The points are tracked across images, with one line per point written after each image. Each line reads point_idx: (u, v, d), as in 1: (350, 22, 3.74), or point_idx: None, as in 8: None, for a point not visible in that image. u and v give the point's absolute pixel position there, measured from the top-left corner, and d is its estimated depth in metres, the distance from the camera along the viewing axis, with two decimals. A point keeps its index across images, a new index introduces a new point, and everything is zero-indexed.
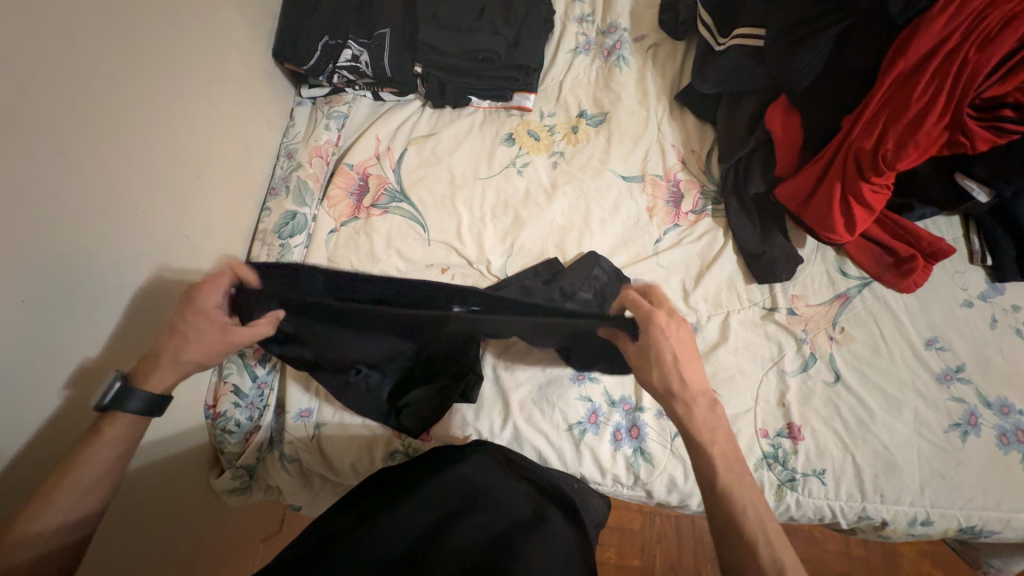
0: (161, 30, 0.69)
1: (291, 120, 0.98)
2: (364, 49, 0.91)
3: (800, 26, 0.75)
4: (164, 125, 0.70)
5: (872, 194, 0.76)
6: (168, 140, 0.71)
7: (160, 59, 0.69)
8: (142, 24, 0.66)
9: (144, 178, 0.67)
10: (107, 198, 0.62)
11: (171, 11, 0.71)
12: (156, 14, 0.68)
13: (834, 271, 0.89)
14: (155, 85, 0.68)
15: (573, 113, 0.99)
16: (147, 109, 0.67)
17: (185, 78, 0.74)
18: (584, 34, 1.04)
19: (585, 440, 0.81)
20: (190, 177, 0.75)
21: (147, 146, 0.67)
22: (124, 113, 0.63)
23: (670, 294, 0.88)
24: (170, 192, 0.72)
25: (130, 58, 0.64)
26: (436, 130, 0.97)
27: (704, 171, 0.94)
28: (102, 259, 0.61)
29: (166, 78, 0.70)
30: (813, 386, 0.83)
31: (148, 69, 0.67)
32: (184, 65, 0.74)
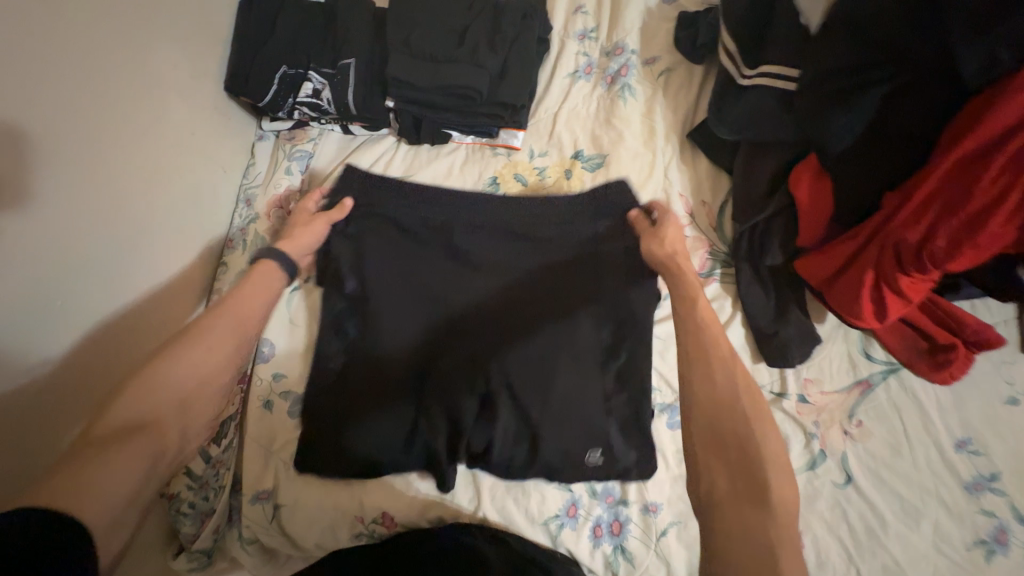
0: (75, 88, 0.59)
1: (252, 158, 0.88)
2: (327, 81, 0.80)
3: (836, 77, 0.61)
4: (88, 194, 0.61)
5: (911, 286, 0.63)
6: (94, 211, 0.62)
7: (78, 122, 0.60)
8: (49, 86, 0.56)
9: (62, 262, 0.59)
10: (14, 301, 0.54)
11: (89, 62, 0.61)
12: (70, 71, 0.58)
13: (856, 353, 0.78)
14: (72, 151, 0.59)
15: (567, 153, 0.86)
16: (62, 181, 0.58)
17: (115, 136, 0.64)
18: (585, 55, 0.90)
19: (562, 535, 0.74)
20: (124, 247, 0.67)
21: (65, 226, 0.59)
22: (34, 195, 0.55)
23: (665, 371, 0.80)
24: (100, 269, 0.64)
25: (39, 129, 0.55)
26: (411, 171, 0.87)
27: (715, 229, 0.82)
28: (15, 369, 0.54)
29: (89, 141, 0.61)
30: (820, 488, 0.74)
31: (63, 135, 0.58)
32: (112, 121, 0.64)
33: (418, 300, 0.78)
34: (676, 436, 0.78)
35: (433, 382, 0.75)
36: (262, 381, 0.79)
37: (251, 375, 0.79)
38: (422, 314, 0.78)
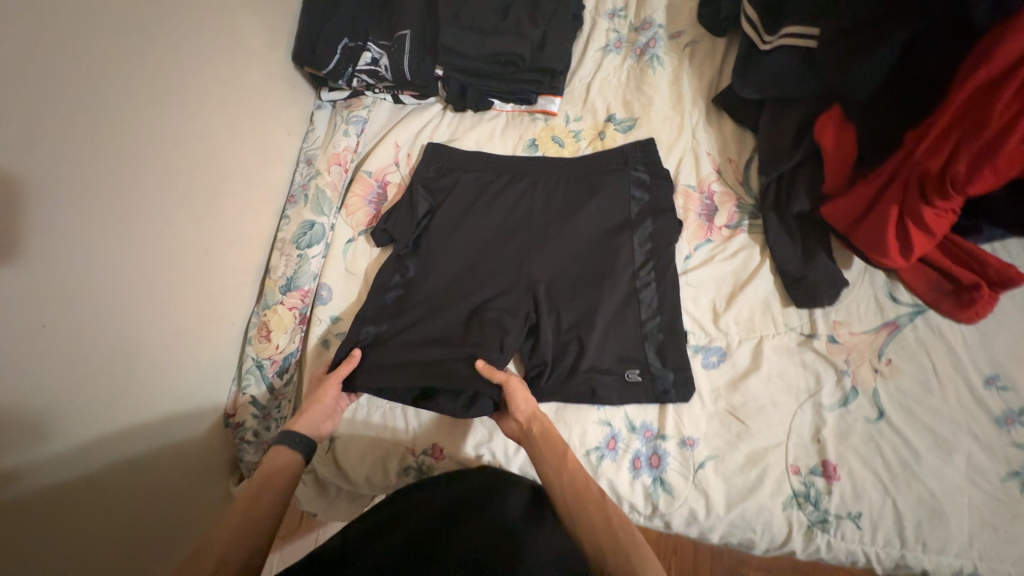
0: (168, 42, 0.68)
1: (311, 125, 0.96)
2: (384, 52, 0.87)
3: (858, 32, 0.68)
4: (177, 138, 0.70)
5: (935, 218, 0.67)
6: (180, 153, 0.70)
7: (171, 72, 0.69)
8: (149, 38, 0.65)
9: (157, 196, 0.67)
10: (121, 220, 0.62)
11: (180, 22, 0.70)
12: (164, 27, 0.67)
13: (883, 296, 0.81)
14: (164, 98, 0.68)
15: (601, 118, 0.93)
16: (161, 123, 0.67)
17: (205, 93, 0.74)
18: (616, 31, 0.98)
19: (602, 466, 0.77)
20: (205, 192, 0.75)
21: (160, 161, 0.67)
22: (143, 130, 0.65)
23: (699, 315, 0.85)
24: (187, 206, 0.72)
25: (147, 76, 0.65)
26: (457, 135, 0.94)
27: (741, 183, 0.88)
28: (118, 279, 0.62)
29: (184, 94, 0.71)
30: (853, 423, 0.76)
31: (166, 85, 0.68)
32: (200, 79, 0.73)
33: (471, 250, 0.86)
34: (710, 375, 0.81)
35: (485, 308, 0.83)
36: (322, 322, 0.84)
37: (310, 318, 0.84)
38: (474, 261, 0.86)
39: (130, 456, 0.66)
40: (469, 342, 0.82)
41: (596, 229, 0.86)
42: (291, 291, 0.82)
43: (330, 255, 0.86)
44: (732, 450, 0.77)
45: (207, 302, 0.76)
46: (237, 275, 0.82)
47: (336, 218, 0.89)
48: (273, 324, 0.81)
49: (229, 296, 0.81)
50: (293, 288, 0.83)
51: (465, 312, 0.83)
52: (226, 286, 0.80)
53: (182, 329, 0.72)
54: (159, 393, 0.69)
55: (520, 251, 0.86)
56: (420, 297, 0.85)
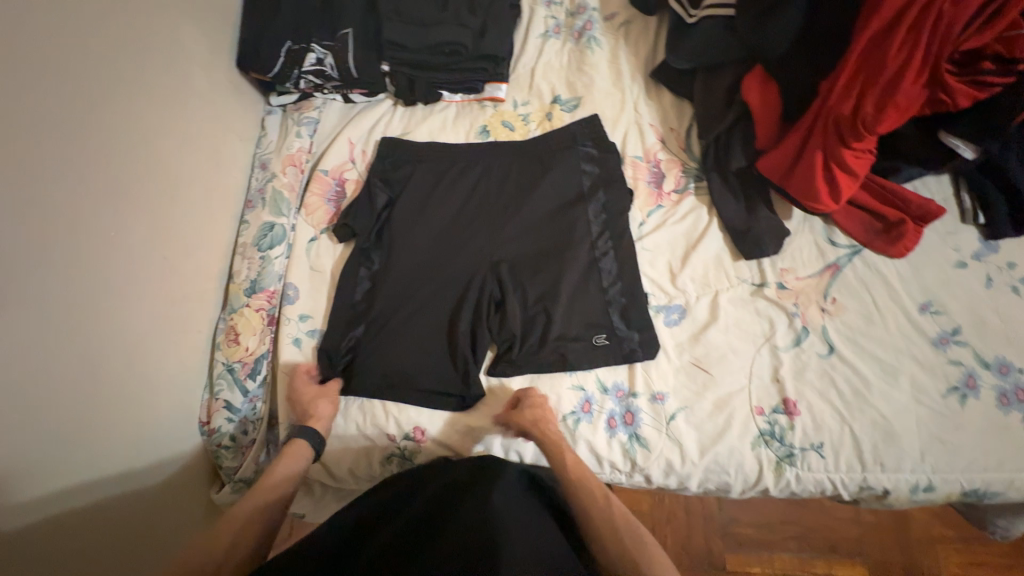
0: (107, 50, 0.68)
1: (263, 130, 0.97)
2: (329, 51, 0.89)
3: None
4: (123, 146, 0.70)
5: (855, 160, 0.73)
6: (128, 160, 0.70)
7: (113, 80, 0.69)
8: (86, 44, 0.65)
9: (107, 204, 0.67)
10: (68, 226, 0.61)
11: (117, 29, 0.70)
12: (102, 34, 0.67)
13: (823, 241, 0.87)
14: (108, 105, 0.68)
15: (547, 100, 0.97)
16: (106, 130, 0.67)
17: (150, 99, 0.74)
18: (553, 17, 1.02)
19: (579, 429, 0.80)
20: (159, 200, 0.75)
21: (107, 169, 0.67)
22: (88, 138, 0.65)
23: (658, 277, 0.88)
24: (138, 213, 0.71)
25: (89, 85, 0.65)
26: (410, 128, 0.96)
27: (684, 149, 0.93)
28: (71, 286, 0.61)
29: (128, 102, 0.71)
30: (807, 360, 0.81)
31: (109, 93, 0.68)
32: (144, 86, 0.73)
33: (433, 236, 0.88)
34: (673, 332, 0.85)
35: (450, 290, 0.85)
36: (291, 321, 0.84)
37: (278, 318, 0.84)
38: (437, 246, 0.87)
39: (99, 466, 0.64)
40: (440, 325, 0.84)
41: (552, 204, 0.89)
42: (256, 293, 0.83)
43: (294, 255, 0.87)
44: (699, 400, 0.81)
45: (167, 310, 0.76)
46: (198, 281, 0.82)
47: (296, 218, 0.89)
48: (241, 327, 0.82)
49: (192, 304, 0.81)
50: (258, 290, 0.83)
51: (433, 296, 0.85)
52: (188, 293, 0.80)
53: (144, 337, 0.71)
54: (126, 401, 0.68)
55: (481, 233, 0.88)
56: (388, 287, 0.86)
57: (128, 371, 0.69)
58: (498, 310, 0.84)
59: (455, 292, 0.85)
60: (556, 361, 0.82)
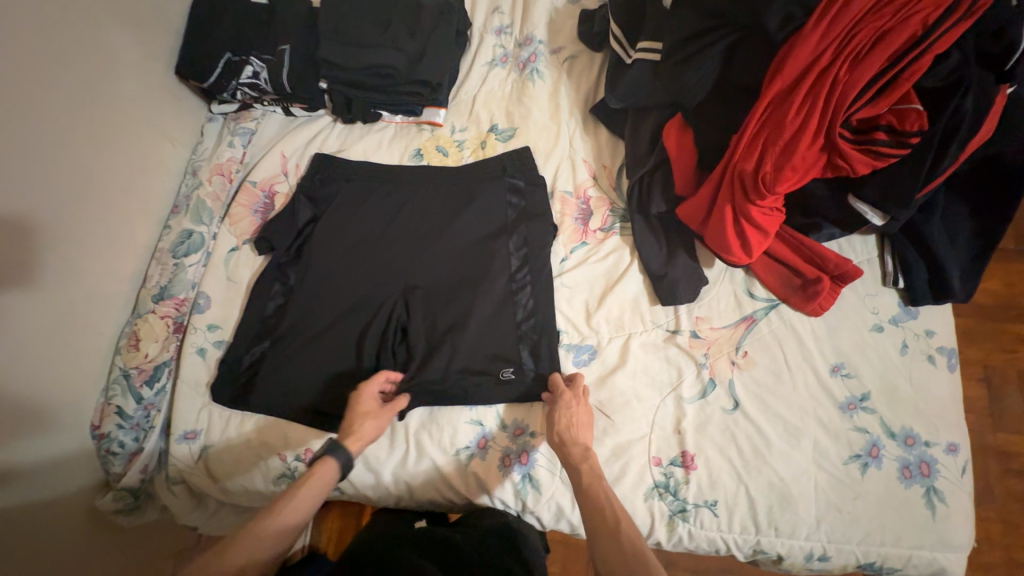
0: (29, 50, 0.69)
1: (201, 137, 0.98)
2: (265, 66, 0.90)
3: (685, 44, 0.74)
4: (40, 145, 0.70)
5: (763, 216, 0.73)
6: (45, 159, 0.71)
7: (33, 79, 0.69)
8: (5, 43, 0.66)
9: (17, 202, 0.67)
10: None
11: (42, 31, 0.70)
12: (24, 35, 0.68)
13: (741, 292, 0.86)
14: (25, 104, 0.68)
15: (484, 128, 0.97)
16: (17, 130, 0.67)
17: (71, 103, 0.75)
18: (502, 47, 1.02)
19: (471, 466, 0.79)
20: (77, 199, 0.76)
21: (18, 169, 0.67)
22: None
23: (573, 316, 0.87)
24: (51, 211, 0.72)
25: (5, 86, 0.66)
26: (345, 146, 0.97)
27: (614, 188, 0.92)
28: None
29: (46, 103, 0.71)
30: (711, 414, 0.80)
31: (26, 94, 0.68)
32: (65, 89, 0.74)
33: (351, 257, 0.88)
34: (582, 372, 0.84)
35: (361, 312, 0.85)
36: (198, 331, 0.84)
37: (186, 326, 0.84)
38: (354, 267, 0.87)
39: None
40: (346, 346, 0.84)
41: (474, 234, 0.88)
42: (164, 300, 0.83)
43: (211, 265, 0.87)
44: (599, 445, 0.80)
45: (73, 310, 0.76)
46: (110, 283, 0.82)
47: (217, 227, 0.90)
48: (143, 333, 0.81)
49: (101, 306, 0.81)
50: (167, 297, 0.84)
51: (344, 316, 0.85)
52: (95, 296, 0.80)
53: (41, 337, 0.71)
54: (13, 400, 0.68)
55: (400, 256, 0.87)
56: (300, 303, 0.86)
57: (18, 371, 0.68)
58: (404, 337, 0.84)
59: (366, 314, 0.85)
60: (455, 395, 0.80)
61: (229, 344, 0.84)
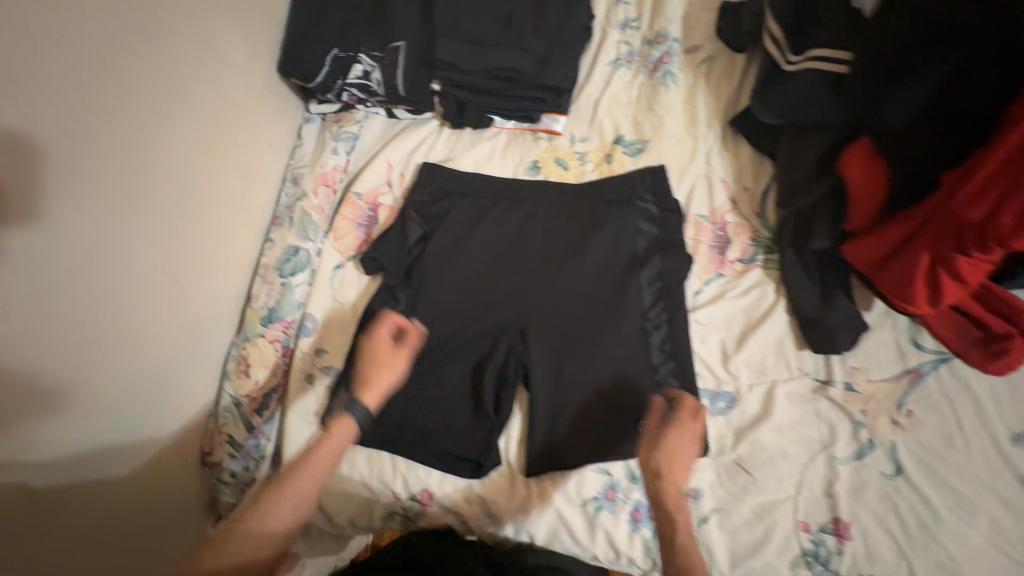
0: (128, 47, 0.61)
1: (298, 140, 0.90)
2: (377, 64, 0.81)
3: (888, 59, 0.63)
4: (130, 153, 0.62)
5: (973, 268, 0.62)
6: (136, 168, 0.63)
7: (130, 79, 0.61)
8: (105, 40, 0.58)
9: (107, 221, 0.59)
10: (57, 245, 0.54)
11: (145, 25, 0.63)
12: (124, 29, 0.60)
13: (905, 341, 0.76)
14: (114, 106, 0.59)
15: (608, 139, 0.87)
16: (138, 148, 0.63)
17: (186, 112, 0.69)
18: (627, 43, 0.91)
19: (599, 518, 0.73)
20: (170, 212, 0.68)
21: (138, 190, 0.63)
22: (121, 159, 0.60)
23: (708, 357, 0.79)
24: (160, 230, 0.66)
25: (127, 100, 0.61)
26: (454, 155, 0.88)
27: (758, 215, 0.82)
28: (48, 313, 0.54)
29: (162, 116, 0.66)
30: (868, 478, 0.72)
31: (146, 107, 0.63)
32: (183, 98, 0.68)
33: (467, 281, 0.81)
34: (718, 421, 0.77)
35: (478, 343, 0.79)
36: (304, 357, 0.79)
37: (293, 350, 0.80)
38: (470, 293, 0.80)
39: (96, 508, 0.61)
40: (463, 380, 0.78)
41: (601, 262, 0.80)
42: (272, 323, 0.78)
43: (317, 284, 0.81)
44: (738, 504, 0.73)
45: (180, 334, 0.71)
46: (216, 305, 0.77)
47: (322, 242, 0.83)
48: (253, 358, 0.77)
49: (211, 328, 0.76)
50: (275, 319, 0.79)
51: (460, 347, 0.79)
52: (205, 318, 0.75)
53: (150, 363, 0.67)
54: (121, 432, 0.64)
55: (519, 283, 0.80)
56: None
57: (126, 402, 0.64)
58: (527, 374, 0.77)
59: (485, 345, 0.79)
60: (584, 441, 0.75)
61: (338, 372, 0.79)
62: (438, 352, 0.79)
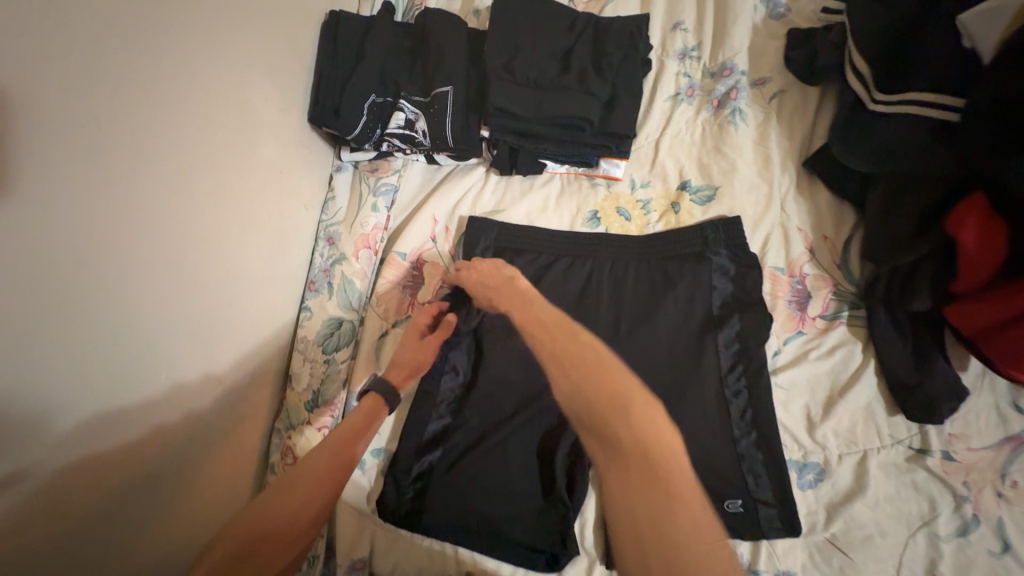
0: (144, 107, 0.51)
1: (331, 192, 0.82)
2: (420, 112, 0.74)
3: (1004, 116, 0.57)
4: (131, 200, 0.50)
5: None
6: (137, 217, 0.51)
7: (139, 140, 0.51)
8: (122, 102, 0.48)
9: (107, 300, 0.49)
10: (58, 362, 0.44)
11: (168, 80, 0.53)
12: (155, 95, 0.52)
13: (1006, 405, 0.71)
14: (113, 165, 0.48)
15: (672, 185, 0.80)
16: (168, 227, 0.55)
17: (219, 177, 0.62)
18: (687, 75, 0.83)
19: None
20: (176, 255, 0.56)
21: (169, 274, 0.56)
22: (150, 241, 0.53)
23: (792, 425, 0.73)
24: (190, 314, 0.59)
25: (159, 173, 0.53)
26: (504, 206, 0.80)
27: (839, 266, 0.76)
28: (51, 441, 0.44)
29: (193, 182, 0.58)
30: (974, 556, 0.66)
31: (178, 178, 0.56)
32: (215, 163, 0.61)
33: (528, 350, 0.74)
34: (807, 496, 0.71)
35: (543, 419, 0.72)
36: None
37: None
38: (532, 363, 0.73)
39: None
40: (529, 461, 0.71)
41: (675, 325, 0.74)
42: (319, 408, 0.71)
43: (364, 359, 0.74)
44: None
45: (200, 416, 0.61)
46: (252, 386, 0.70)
47: (364, 310, 0.76)
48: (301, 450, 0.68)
49: (237, 409, 0.68)
50: (322, 404, 0.71)
51: (525, 425, 0.72)
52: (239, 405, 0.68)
53: (163, 441, 0.56)
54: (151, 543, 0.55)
55: None
56: (472, 405, 0.73)
57: (141, 486, 0.53)
58: None
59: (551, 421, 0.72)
60: None
61: (390, 454, 0.74)
62: (500, 431, 0.71)
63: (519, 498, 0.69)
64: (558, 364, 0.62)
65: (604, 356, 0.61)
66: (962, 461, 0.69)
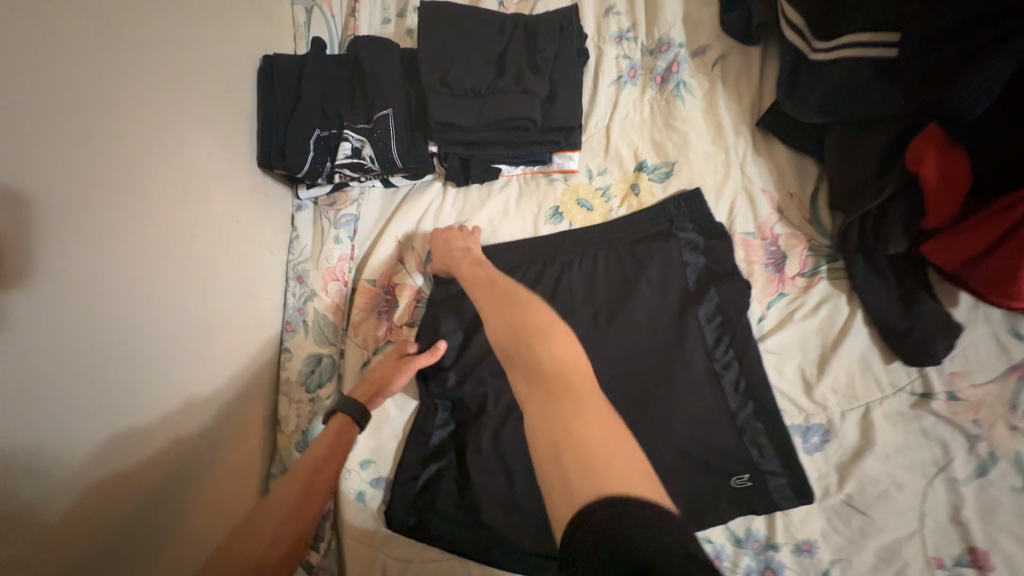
0: (80, 186, 0.51)
1: (294, 232, 0.83)
2: (365, 138, 0.75)
3: (939, 43, 0.56)
4: (82, 272, 0.51)
5: None
6: (97, 286, 0.52)
7: (79, 218, 0.51)
8: (55, 187, 0.49)
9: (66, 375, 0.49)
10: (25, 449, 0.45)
11: (102, 154, 0.54)
12: (92, 165, 0.53)
13: (1005, 334, 0.68)
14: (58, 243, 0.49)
15: (629, 167, 0.79)
16: (127, 292, 0.55)
17: (175, 234, 0.62)
18: (627, 57, 0.83)
19: None
20: (159, 312, 0.59)
21: (136, 338, 0.56)
22: (110, 310, 0.53)
23: (789, 390, 0.72)
24: (163, 374, 0.59)
25: (110, 241, 0.54)
26: (465, 216, 0.80)
27: (809, 221, 0.75)
28: None
29: (150, 245, 0.58)
30: (998, 496, 0.63)
31: (130, 242, 0.56)
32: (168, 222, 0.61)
33: None
34: (815, 460, 0.69)
35: None
36: (351, 474, 0.73)
37: None
38: None
39: None
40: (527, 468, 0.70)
41: (653, 307, 0.72)
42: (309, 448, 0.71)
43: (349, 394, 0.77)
44: (859, 549, 0.64)
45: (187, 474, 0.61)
46: (240, 435, 0.70)
47: (343, 343, 0.77)
48: None
49: (228, 463, 0.67)
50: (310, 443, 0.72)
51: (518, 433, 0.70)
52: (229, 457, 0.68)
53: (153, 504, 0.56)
54: None
55: None
56: (463, 420, 0.73)
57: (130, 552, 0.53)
58: None
59: None
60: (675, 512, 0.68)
61: (389, 481, 0.73)
62: (495, 443, 0.70)
63: (523, 508, 0.68)
64: (490, 304, 0.63)
65: (536, 307, 0.60)
66: (970, 399, 0.67)
